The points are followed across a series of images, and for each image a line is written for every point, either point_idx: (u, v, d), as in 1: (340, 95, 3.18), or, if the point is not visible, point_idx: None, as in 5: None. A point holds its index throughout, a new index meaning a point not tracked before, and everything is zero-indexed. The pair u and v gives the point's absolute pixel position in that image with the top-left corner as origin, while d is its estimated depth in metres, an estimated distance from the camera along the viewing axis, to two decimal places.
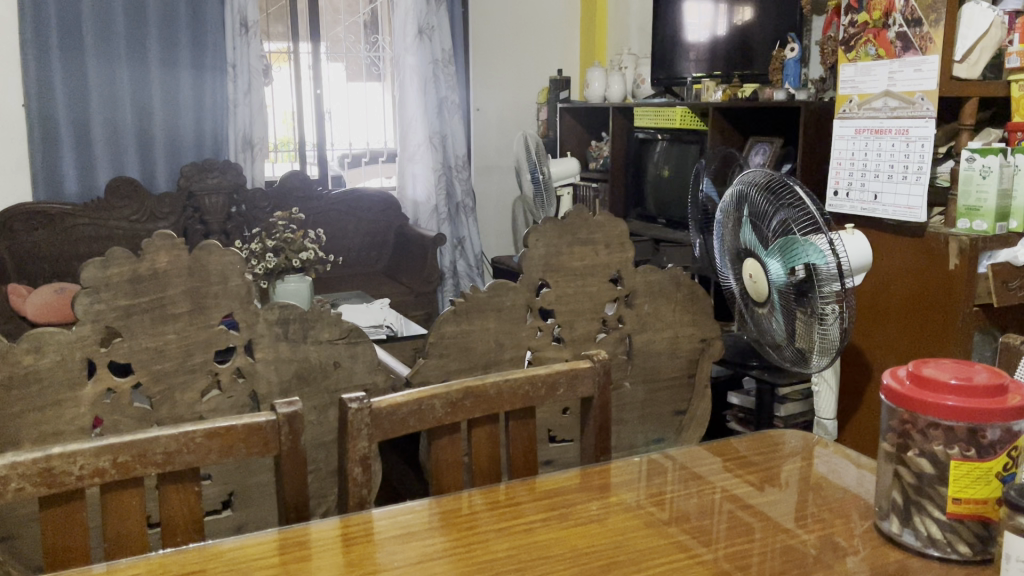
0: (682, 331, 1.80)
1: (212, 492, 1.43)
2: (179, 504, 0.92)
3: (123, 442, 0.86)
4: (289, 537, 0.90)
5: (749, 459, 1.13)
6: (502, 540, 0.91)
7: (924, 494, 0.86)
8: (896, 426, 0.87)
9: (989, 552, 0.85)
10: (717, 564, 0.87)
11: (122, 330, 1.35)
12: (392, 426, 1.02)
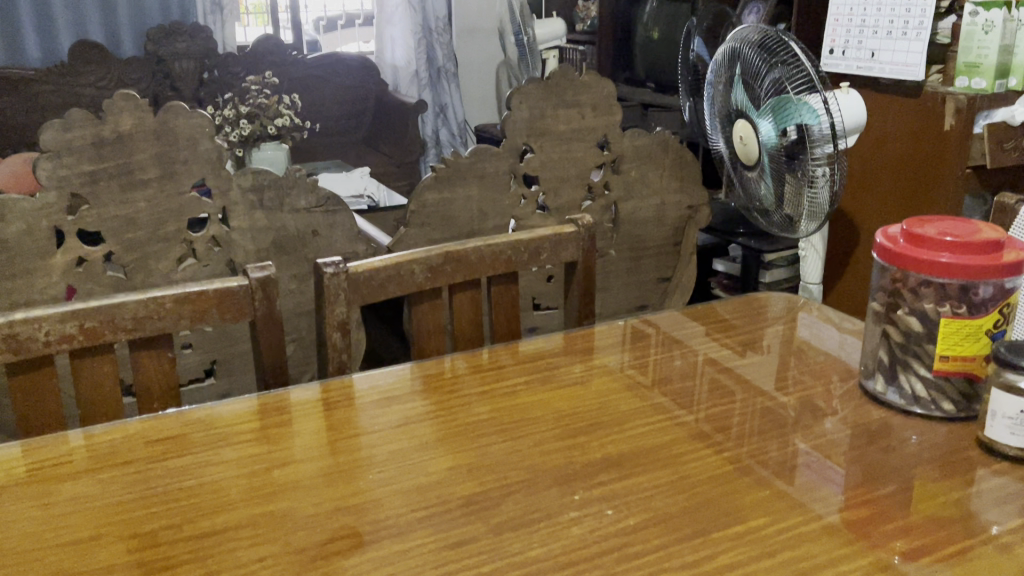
0: (670, 197, 1.76)
1: (194, 361, 1.42)
2: (153, 371, 0.90)
3: (90, 308, 0.83)
4: (269, 403, 0.89)
5: (732, 324, 1.13)
6: (484, 403, 0.90)
7: (911, 353, 0.85)
8: (887, 285, 0.86)
9: (973, 410, 0.85)
10: (699, 424, 0.86)
11: (89, 197, 1.29)
12: (371, 292, 0.99)
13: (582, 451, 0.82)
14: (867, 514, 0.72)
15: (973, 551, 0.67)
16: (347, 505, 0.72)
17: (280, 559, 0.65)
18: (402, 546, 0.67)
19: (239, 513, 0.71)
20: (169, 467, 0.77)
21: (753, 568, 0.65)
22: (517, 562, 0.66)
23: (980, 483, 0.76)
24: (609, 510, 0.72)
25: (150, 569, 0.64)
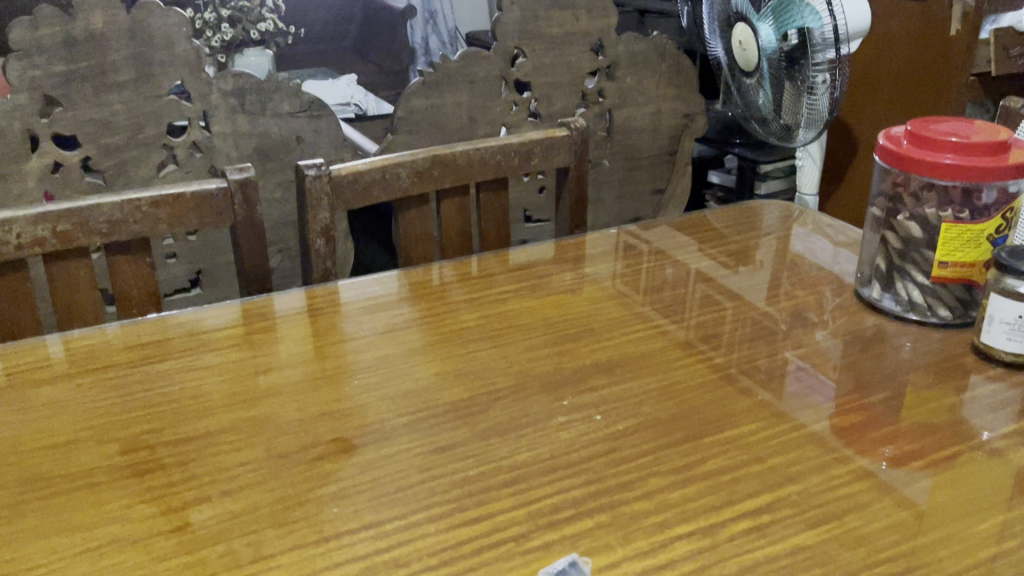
0: (665, 105, 1.71)
1: (179, 271, 1.40)
2: (132, 276, 0.87)
3: (62, 211, 0.80)
4: (252, 308, 0.87)
5: (726, 232, 1.10)
6: (472, 311, 0.89)
7: (909, 260, 0.83)
8: (887, 190, 0.84)
9: (969, 317, 0.83)
10: (690, 332, 0.85)
11: (62, 99, 1.24)
12: (355, 197, 0.96)
13: (571, 357, 0.80)
14: (859, 420, 0.71)
15: (964, 456, 0.67)
16: (332, 410, 0.71)
17: (263, 464, 0.64)
18: (388, 450, 0.66)
19: (222, 418, 0.70)
20: (150, 372, 0.76)
21: (742, 473, 0.65)
22: (504, 467, 0.65)
23: (973, 389, 0.75)
24: (597, 415, 0.71)
25: (131, 472, 0.63)
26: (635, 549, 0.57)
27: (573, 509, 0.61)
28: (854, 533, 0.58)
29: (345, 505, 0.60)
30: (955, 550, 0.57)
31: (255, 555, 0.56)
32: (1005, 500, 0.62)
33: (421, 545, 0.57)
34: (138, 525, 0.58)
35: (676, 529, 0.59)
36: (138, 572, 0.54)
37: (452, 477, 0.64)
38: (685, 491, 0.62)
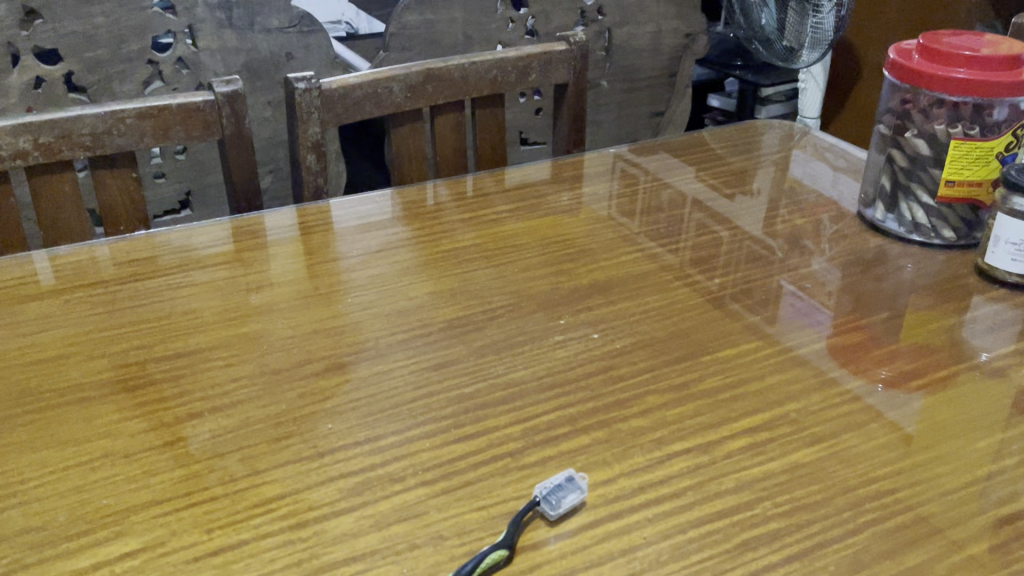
0: (666, 24, 1.67)
1: (168, 192, 1.37)
2: (117, 192, 0.85)
3: (43, 122, 0.77)
4: (243, 225, 0.85)
5: (727, 153, 1.08)
6: (468, 231, 0.87)
7: (915, 179, 0.82)
8: (896, 108, 0.81)
9: (973, 239, 0.82)
10: (689, 253, 0.84)
11: (42, 11, 1.19)
12: (347, 112, 0.94)
13: (569, 277, 0.79)
14: (859, 340, 0.70)
15: (964, 376, 0.66)
16: (326, 327, 0.70)
17: (256, 380, 0.63)
18: (383, 368, 0.66)
19: (213, 335, 0.68)
20: (139, 288, 0.74)
21: (741, 391, 0.64)
22: (500, 385, 0.64)
23: (975, 309, 0.74)
24: (595, 334, 0.71)
25: (122, 388, 0.62)
26: (632, 465, 0.57)
27: (570, 427, 0.60)
28: (852, 451, 0.58)
29: (340, 421, 0.60)
30: (954, 467, 0.57)
31: (249, 469, 0.55)
32: (1004, 419, 0.61)
33: (417, 461, 0.56)
34: (130, 439, 0.57)
35: (674, 446, 0.58)
36: (131, 485, 0.53)
37: (448, 394, 0.63)
38: (683, 409, 0.62)
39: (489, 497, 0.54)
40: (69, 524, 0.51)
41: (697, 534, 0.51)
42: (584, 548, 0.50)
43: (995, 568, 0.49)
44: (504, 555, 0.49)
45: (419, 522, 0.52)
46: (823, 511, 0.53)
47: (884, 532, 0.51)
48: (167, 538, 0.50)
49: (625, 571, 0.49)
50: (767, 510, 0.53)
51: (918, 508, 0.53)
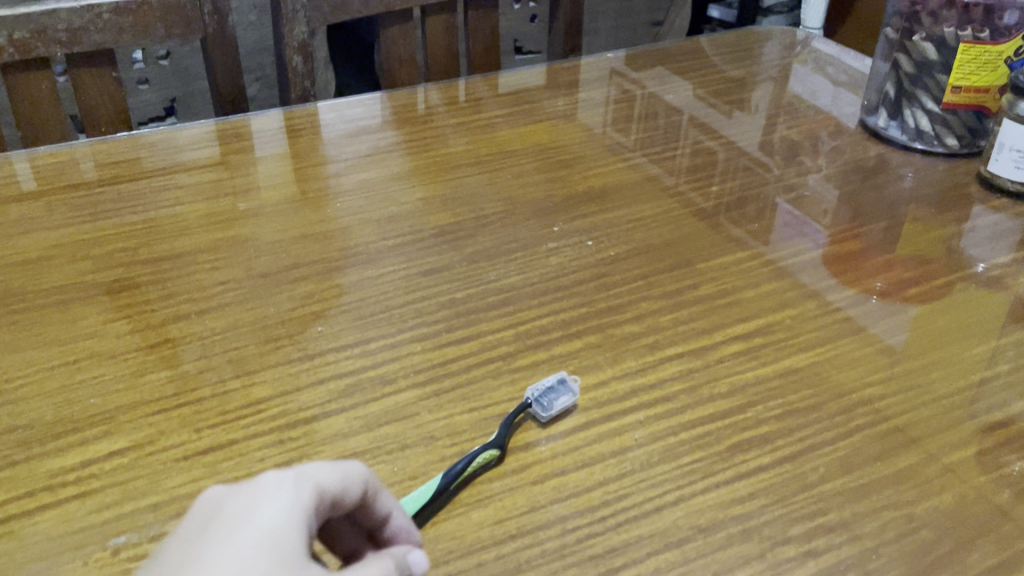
0: None
1: (153, 98, 1.34)
2: (97, 91, 0.82)
3: (17, 16, 0.74)
4: (228, 129, 0.82)
5: (726, 60, 1.05)
6: (460, 137, 0.85)
7: (920, 85, 0.79)
8: (904, 9, 0.78)
9: (977, 147, 0.81)
10: (687, 161, 0.82)
11: None
12: (334, 11, 0.90)
13: (563, 184, 0.77)
14: (856, 248, 0.70)
15: (961, 285, 0.65)
16: (315, 232, 0.69)
17: (243, 284, 0.62)
18: (374, 273, 0.64)
19: (199, 238, 0.67)
20: (122, 191, 0.72)
21: (735, 298, 0.63)
22: (492, 290, 0.63)
23: (974, 219, 0.73)
24: (589, 241, 0.69)
25: (106, 290, 0.61)
26: (624, 369, 0.56)
27: (562, 332, 0.59)
28: (846, 357, 0.58)
29: (330, 324, 0.59)
30: (947, 372, 0.56)
31: (237, 371, 0.55)
32: (999, 326, 0.61)
33: (407, 364, 0.56)
34: (116, 340, 0.56)
35: (667, 352, 0.58)
36: (118, 385, 0.53)
37: (439, 300, 0.62)
38: (677, 315, 0.61)
39: (479, 399, 0.53)
40: (56, 423, 0.50)
41: (688, 436, 0.51)
42: (575, 449, 0.50)
43: (985, 470, 0.49)
44: (495, 455, 0.49)
45: (409, 423, 0.51)
46: (815, 415, 0.53)
47: (876, 435, 0.51)
48: (155, 437, 0.49)
49: (615, 471, 0.49)
50: (759, 414, 0.53)
51: (909, 413, 0.53)
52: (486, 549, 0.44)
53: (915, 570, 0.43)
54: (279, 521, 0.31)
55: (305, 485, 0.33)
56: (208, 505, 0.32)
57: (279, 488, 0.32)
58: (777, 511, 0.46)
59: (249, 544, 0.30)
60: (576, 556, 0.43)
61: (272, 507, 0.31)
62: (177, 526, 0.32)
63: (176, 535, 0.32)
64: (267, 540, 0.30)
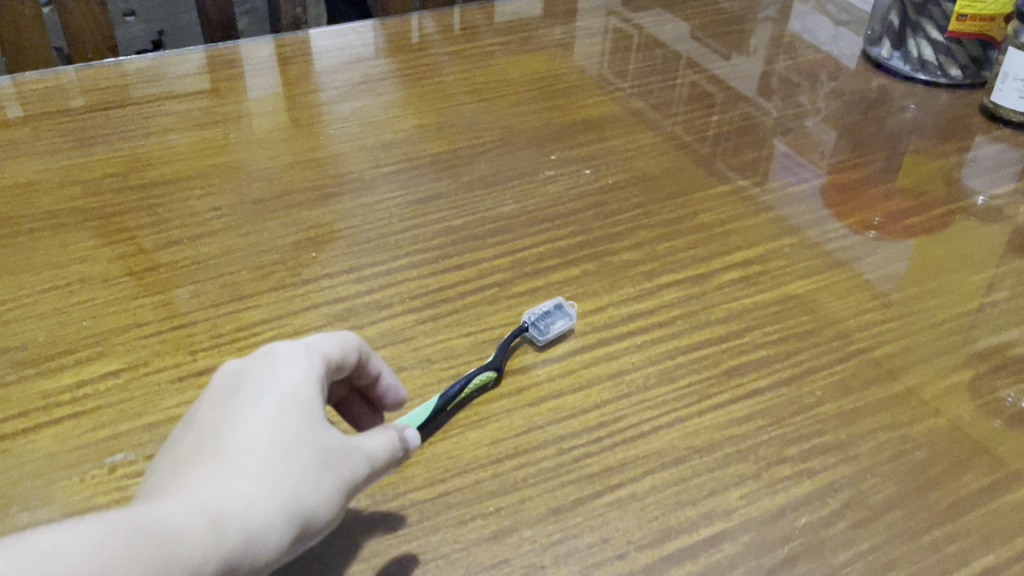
0: None
1: (140, 30, 1.31)
2: (82, 16, 0.80)
3: None
4: (218, 55, 0.81)
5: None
6: (455, 65, 0.83)
7: (925, 14, 0.77)
8: None
9: (982, 78, 0.80)
10: (687, 91, 0.80)
11: None
12: None
13: (560, 112, 0.76)
14: (856, 178, 0.69)
15: (960, 214, 0.65)
16: (309, 159, 0.68)
17: (236, 210, 0.61)
18: (367, 200, 0.63)
19: (190, 164, 0.66)
20: (111, 117, 0.71)
21: (734, 226, 0.63)
22: (488, 218, 0.63)
23: (976, 150, 0.72)
24: (587, 169, 0.68)
25: (96, 215, 0.60)
26: (622, 295, 0.56)
27: (560, 259, 0.59)
28: (844, 283, 0.58)
29: (326, 251, 0.58)
30: (946, 299, 0.56)
31: (231, 296, 0.54)
32: (998, 255, 0.61)
33: (404, 289, 0.55)
34: (107, 265, 0.56)
35: (666, 279, 0.57)
36: (110, 308, 0.52)
37: (435, 227, 0.61)
38: (675, 243, 0.61)
39: (477, 323, 0.53)
40: (49, 345, 0.50)
41: (686, 359, 0.51)
42: (572, 372, 0.50)
43: (981, 392, 0.50)
44: (493, 377, 0.49)
45: (407, 346, 0.51)
46: (813, 340, 0.53)
47: (873, 359, 0.51)
48: (151, 359, 0.49)
49: (612, 393, 0.49)
50: (757, 339, 0.53)
51: (906, 339, 0.53)
52: (483, 467, 0.44)
53: (908, 489, 0.44)
54: (300, 383, 0.35)
55: (313, 351, 0.36)
56: (227, 376, 0.35)
57: (295, 355, 0.36)
58: (774, 432, 0.46)
59: (280, 403, 0.34)
60: (573, 474, 0.44)
61: (292, 371, 0.35)
62: (197, 400, 0.36)
63: (202, 404, 0.35)
64: (291, 400, 0.34)
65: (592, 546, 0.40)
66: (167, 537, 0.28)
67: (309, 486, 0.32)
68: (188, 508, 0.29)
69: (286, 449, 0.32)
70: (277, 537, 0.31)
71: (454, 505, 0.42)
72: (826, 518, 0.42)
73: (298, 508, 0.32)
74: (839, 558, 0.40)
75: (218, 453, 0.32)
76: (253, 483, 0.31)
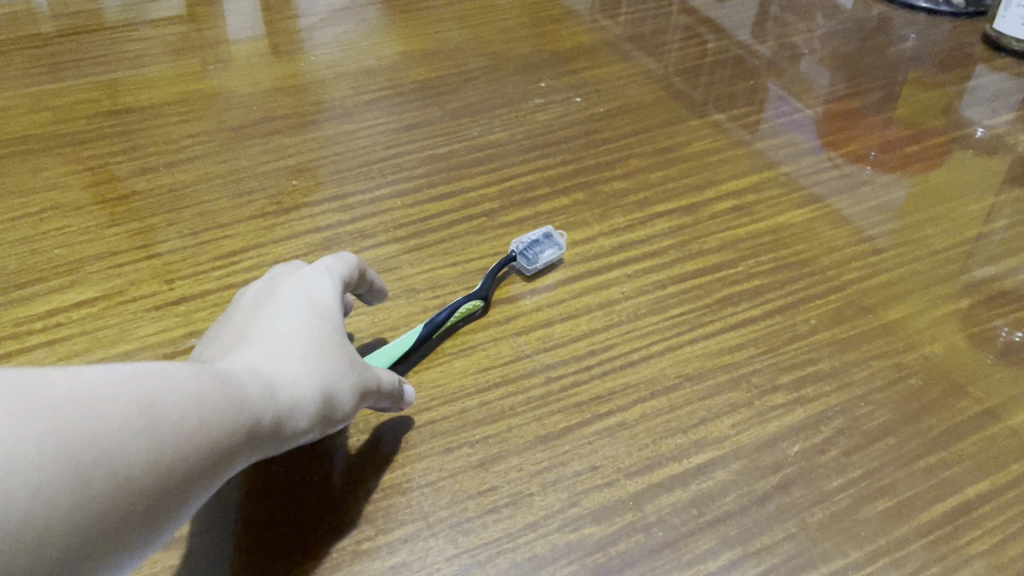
0: None
1: None
2: None
3: None
4: None
5: None
6: None
7: None
8: None
9: (983, 7, 0.78)
10: (681, 20, 0.78)
11: None
12: None
13: (550, 40, 0.73)
14: (853, 108, 0.67)
15: (959, 145, 0.63)
16: (289, 86, 0.65)
17: (213, 136, 0.59)
18: (350, 128, 0.61)
19: (166, 91, 0.63)
20: (82, 43, 0.68)
21: (728, 155, 0.61)
22: (476, 146, 0.61)
23: (976, 79, 0.71)
24: (577, 98, 0.66)
25: (68, 142, 0.58)
26: (613, 225, 0.54)
27: (549, 188, 0.57)
28: (840, 213, 0.56)
29: (307, 179, 0.56)
30: (943, 228, 0.55)
31: (209, 223, 0.52)
32: (996, 184, 0.59)
33: (388, 217, 0.54)
34: (81, 193, 0.54)
35: (658, 208, 0.56)
36: (83, 237, 0.51)
37: (421, 155, 0.59)
38: (667, 172, 0.59)
39: (464, 253, 0.52)
40: (20, 273, 0.48)
41: (677, 289, 0.50)
42: (561, 301, 0.49)
43: (977, 321, 0.49)
44: (480, 307, 0.47)
45: (391, 276, 0.50)
46: (808, 269, 0.52)
47: (868, 289, 0.50)
48: (126, 288, 0.48)
49: (601, 323, 0.47)
50: (750, 268, 0.51)
51: (902, 268, 0.52)
52: (470, 396, 0.43)
53: (902, 417, 0.43)
54: (328, 296, 0.39)
55: (334, 279, 0.40)
56: (260, 291, 0.39)
57: (321, 274, 0.40)
58: (767, 361, 0.45)
59: (315, 309, 0.38)
60: (561, 403, 0.43)
61: (320, 286, 0.39)
62: (232, 312, 0.39)
63: (236, 313, 0.38)
64: (324, 307, 0.38)
65: (580, 474, 0.40)
66: (237, 386, 0.31)
67: (343, 375, 0.35)
68: (249, 371, 0.33)
69: (322, 340, 0.36)
70: (318, 413, 0.34)
71: (439, 433, 0.41)
72: (819, 446, 0.41)
73: (337, 389, 0.35)
74: (832, 485, 0.40)
75: (263, 338, 0.35)
76: (300, 360, 0.34)
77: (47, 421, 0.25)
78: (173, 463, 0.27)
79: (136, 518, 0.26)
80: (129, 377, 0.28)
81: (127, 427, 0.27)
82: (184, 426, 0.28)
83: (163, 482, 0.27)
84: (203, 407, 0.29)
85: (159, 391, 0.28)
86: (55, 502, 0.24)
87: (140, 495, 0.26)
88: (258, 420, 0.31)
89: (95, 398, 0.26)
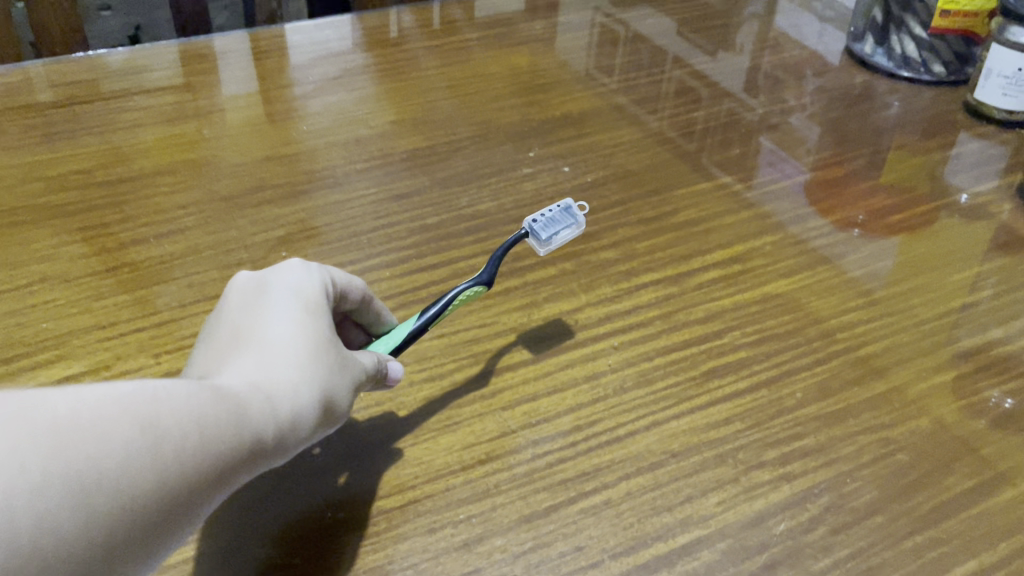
0: None
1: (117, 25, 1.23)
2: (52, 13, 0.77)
3: None
4: (190, 51, 0.78)
5: None
6: (432, 60, 0.81)
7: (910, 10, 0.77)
8: None
9: (964, 75, 0.79)
10: (670, 86, 0.79)
11: None
12: None
13: (539, 108, 0.74)
14: (839, 175, 0.68)
15: (943, 212, 0.64)
16: (279, 155, 0.66)
17: (204, 207, 0.60)
18: (339, 197, 0.62)
19: (158, 160, 0.64)
20: (76, 114, 0.69)
21: (714, 224, 0.62)
22: (465, 216, 0.61)
23: (959, 146, 0.72)
24: (565, 166, 0.67)
25: (60, 213, 0.58)
26: (599, 295, 0.55)
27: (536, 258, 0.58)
28: (825, 282, 0.57)
29: (296, 250, 0.57)
30: (928, 298, 0.55)
31: (197, 296, 0.52)
32: (980, 252, 0.60)
33: (375, 289, 0.54)
34: (70, 264, 0.54)
35: (645, 278, 0.56)
36: (72, 310, 0.51)
37: (409, 225, 0.60)
38: (654, 242, 0.60)
39: (449, 325, 0.52)
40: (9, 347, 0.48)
41: (663, 361, 0.50)
42: (545, 373, 0.49)
43: (963, 393, 0.48)
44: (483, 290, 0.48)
45: None
46: (794, 340, 0.52)
47: (853, 360, 0.50)
48: (112, 362, 0.48)
49: (588, 397, 0.47)
50: (736, 340, 0.51)
51: (888, 339, 0.52)
52: (453, 474, 0.43)
53: (890, 494, 0.43)
54: (317, 300, 0.40)
55: (321, 274, 0.41)
56: (251, 287, 0.39)
57: (310, 276, 0.41)
58: (752, 436, 0.45)
59: (307, 312, 0.38)
60: (546, 481, 0.42)
61: (309, 289, 0.40)
62: (223, 307, 0.39)
63: (227, 311, 0.39)
64: (314, 310, 0.39)
65: (564, 555, 0.39)
66: (235, 400, 0.32)
67: (335, 378, 0.37)
68: (247, 386, 0.33)
69: (315, 347, 0.37)
70: (314, 419, 0.35)
71: (422, 513, 0.41)
72: (804, 525, 0.41)
73: (328, 397, 0.36)
74: (818, 565, 0.39)
75: (258, 344, 0.36)
76: (295, 371, 0.35)
77: (53, 449, 0.25)
78: (179, 475, 0.28)
79: (148, 527, 0.28)
80: (132, 394, 0.28)
81: (132, 445, 0.27)
82: (188, 439, 0.29)
83: (171, 493, 0.28)
84: (205, 422, 0.30)
85: (162, 407, 0.29)
86: (69, 526, 0.25)
87: (149, 509, 0.27)
88: (260, 431, 0.32)
89: (101, 415, 0.27)
